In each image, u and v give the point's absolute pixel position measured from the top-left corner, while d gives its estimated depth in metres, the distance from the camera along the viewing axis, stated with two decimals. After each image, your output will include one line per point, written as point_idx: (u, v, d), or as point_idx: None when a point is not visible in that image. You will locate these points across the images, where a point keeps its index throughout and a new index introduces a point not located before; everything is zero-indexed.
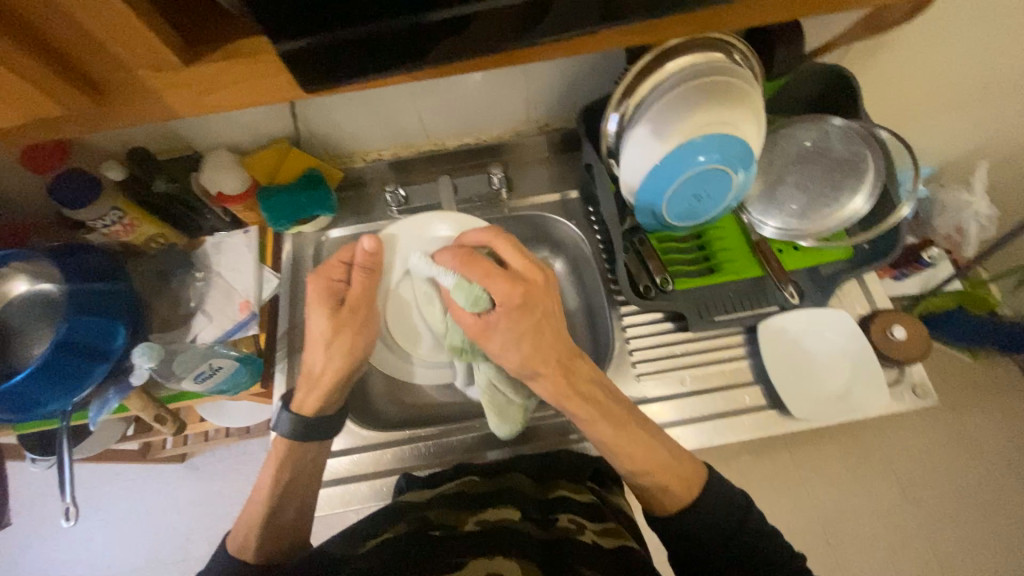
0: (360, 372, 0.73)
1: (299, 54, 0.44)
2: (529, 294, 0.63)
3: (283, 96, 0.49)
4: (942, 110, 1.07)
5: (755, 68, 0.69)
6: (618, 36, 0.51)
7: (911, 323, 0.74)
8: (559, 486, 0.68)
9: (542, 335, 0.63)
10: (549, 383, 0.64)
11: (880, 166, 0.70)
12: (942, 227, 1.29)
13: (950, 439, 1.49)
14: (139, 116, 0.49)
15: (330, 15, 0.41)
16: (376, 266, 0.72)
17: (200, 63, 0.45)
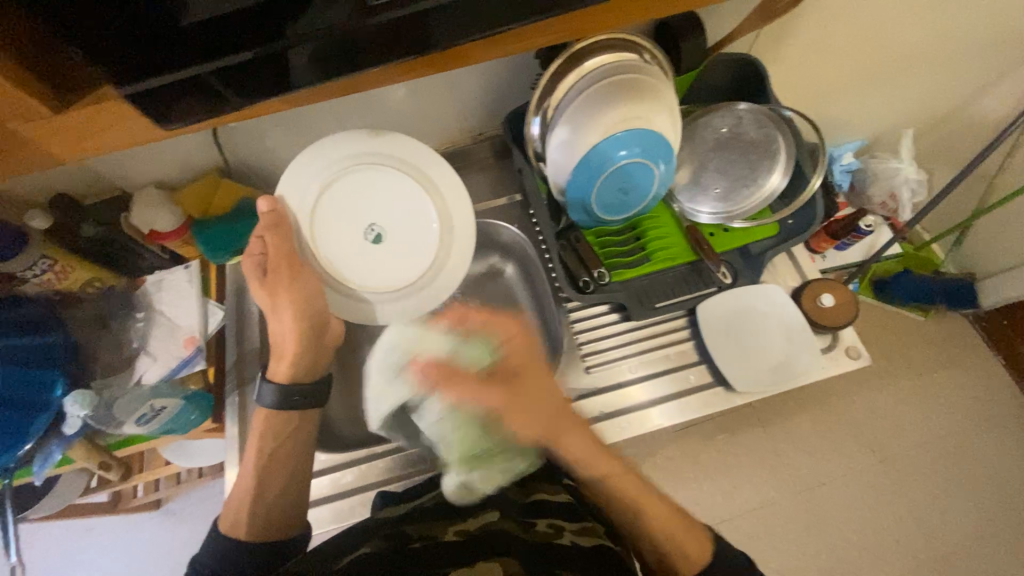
0: (326, 322, 0.76)
1: (169, 87, 0.45)
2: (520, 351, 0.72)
3: (156, 130, 0.50)
4: (859, 85, 1.13)
5: (663, 63, 0.72)
6: (481, 46, 0.54)
7: (841, 291, 0.77)
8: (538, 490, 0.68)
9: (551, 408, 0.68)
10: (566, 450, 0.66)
11: (791, 144, 0.74)
12: (877, 194, 1.35)
13: (913, 395, 1.55)
14: (25, 169, 0.50)
15: (182, 52, 0.43)
16: (282, 222, 0.71)
17: (69, 110, 0.45)
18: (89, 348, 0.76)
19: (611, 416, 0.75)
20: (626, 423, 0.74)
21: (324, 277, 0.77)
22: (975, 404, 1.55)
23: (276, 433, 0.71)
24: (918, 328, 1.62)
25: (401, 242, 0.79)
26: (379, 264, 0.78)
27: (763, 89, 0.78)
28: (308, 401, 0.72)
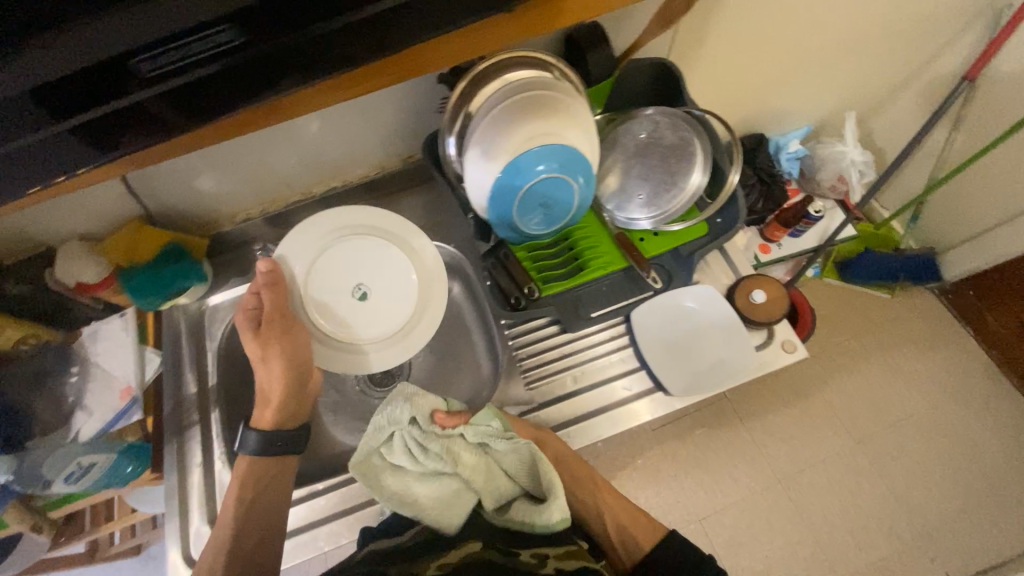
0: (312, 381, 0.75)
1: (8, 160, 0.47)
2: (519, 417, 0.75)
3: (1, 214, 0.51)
4: (792, 73, 1.14)
5: (570, 75, 0.72)
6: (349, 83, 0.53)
7: (772, 286, 0.79)
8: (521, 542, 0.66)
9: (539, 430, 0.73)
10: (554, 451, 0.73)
11: (706, 146, 0.75)
12: (826, 178, 1.36)
13: (887, 373, 1.54)
14: None
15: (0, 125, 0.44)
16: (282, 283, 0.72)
17: None
18: (24, 408, 0.75)
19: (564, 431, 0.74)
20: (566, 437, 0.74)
21: (313, 332, 0.76)
22: (948, 376, 1.55)
23: (252, 485, 0.69)
24: (885, 306, 1.62)
25: (388, 303, 0.79)
26: (363, 324, 0.78)
27: (679, 91, 0.79)
28: (281, 445, 0.71)
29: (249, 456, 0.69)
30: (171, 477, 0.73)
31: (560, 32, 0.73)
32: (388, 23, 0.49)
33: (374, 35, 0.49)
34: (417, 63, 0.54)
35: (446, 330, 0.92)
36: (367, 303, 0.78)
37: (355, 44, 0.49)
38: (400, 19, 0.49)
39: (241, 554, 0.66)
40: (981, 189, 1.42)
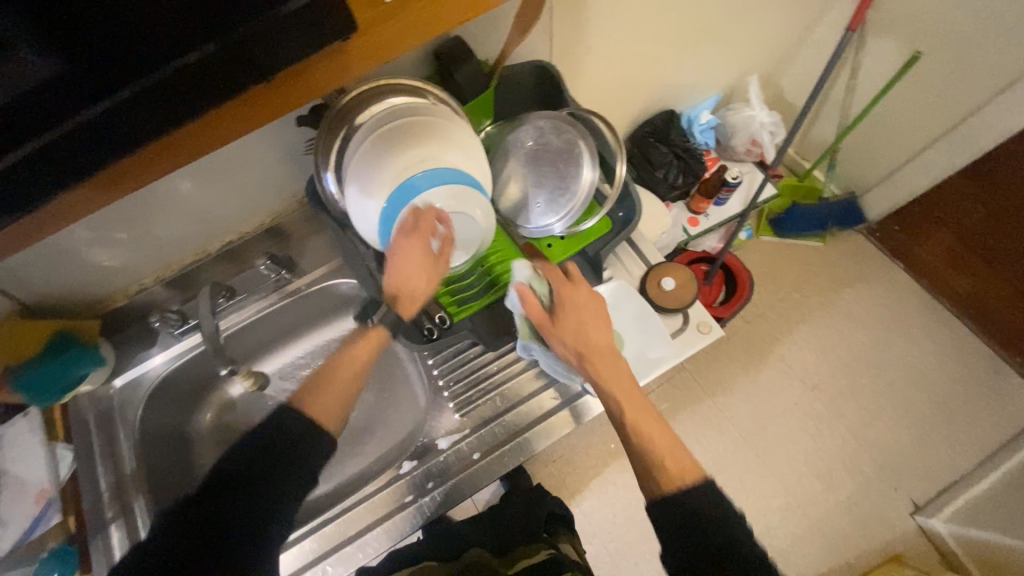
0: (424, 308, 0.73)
1: None
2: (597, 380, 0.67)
3: None
4: (691, 48, 1.13)
5: (444, 96, 0.71)
6: (239, 111, 0.43)
7: (680, 271, 0.84)
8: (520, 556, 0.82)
9: (596, 315, 0.69)
10: (596, 358, 0.67)
11: (589, 144, 0.75)
12: (741, 143, 1.39)
13: (831, 317, 1.58)
14: None
15: None
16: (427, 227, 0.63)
17: None
18: None
19: (546, 417, 0.77)
20: (502, 455, 0.76)
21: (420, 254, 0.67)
22: (892, 310, 1.59)
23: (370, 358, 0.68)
24: (822, 254, 1.66)
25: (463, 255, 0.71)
26: (459, 256, 0.71)
27: (561, 93, 0.78)
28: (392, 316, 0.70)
29: (388, 330, 0.69)
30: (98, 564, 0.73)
31: (427, 51, 0.72)
32: (166, 99, 0.38)
33: (150, 115, 0.38)
34: (227, 130, 0.44)
35: (377, 363, 0.93)
36: (467, 240, 0.68)
37: (137, 132, 0.39)
38: (203, 78, 0.38)
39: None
40: (885, 133, 1.44)
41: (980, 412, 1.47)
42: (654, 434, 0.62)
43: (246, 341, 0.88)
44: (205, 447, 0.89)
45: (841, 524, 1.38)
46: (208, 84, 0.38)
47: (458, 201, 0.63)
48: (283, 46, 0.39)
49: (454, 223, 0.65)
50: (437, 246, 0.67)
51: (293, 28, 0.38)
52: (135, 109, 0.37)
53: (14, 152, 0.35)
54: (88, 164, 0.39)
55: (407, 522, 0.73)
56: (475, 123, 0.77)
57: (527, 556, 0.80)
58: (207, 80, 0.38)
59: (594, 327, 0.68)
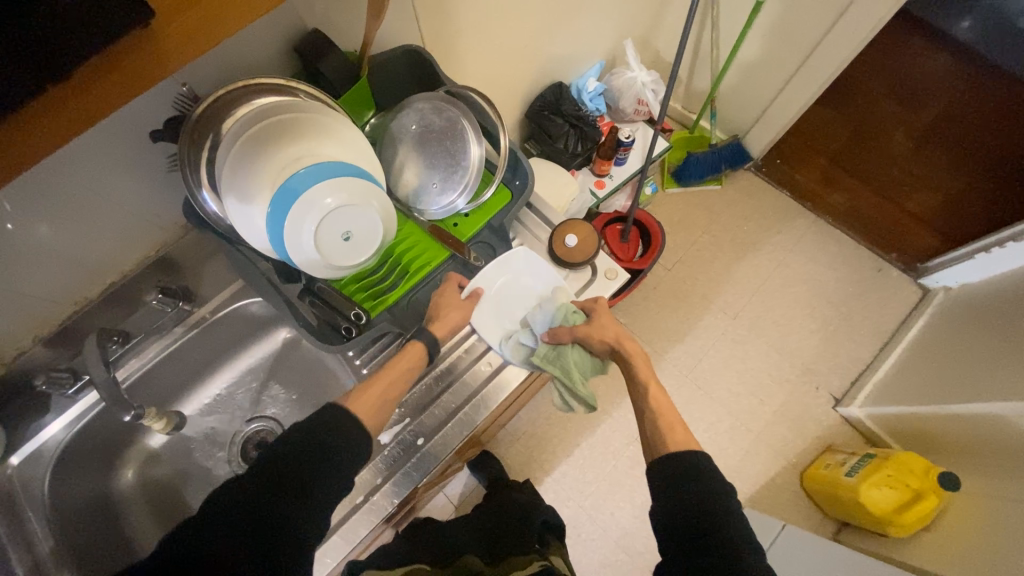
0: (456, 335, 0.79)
1: None
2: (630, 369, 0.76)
3: None
4: (562, 18, 1.18)
5: (312, 90, 0.69)
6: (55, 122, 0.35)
7: (580, 228, 0.89)
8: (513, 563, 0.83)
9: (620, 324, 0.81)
10: (624, 346, 0.77)
11: (472, 118, 0.77)
12: (629, 104, 1.47)
13: (739, 251, 1.73)
14: None
15: None
16: (324, 221, 0.62)
17: None
18: None
19: (485, 388, 0.80)
20: (446, 435, 0.77)
21: (328, 257, 0.66)
22: (790, 234, 1.75)
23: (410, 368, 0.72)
24: (724, 194, 1.80)
25: (368, 249, 0.70)
26: (365, 251, 0.70)
27: (434, 73, 0.79)
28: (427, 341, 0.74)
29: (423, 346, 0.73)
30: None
31: (284, 49, 0.70)
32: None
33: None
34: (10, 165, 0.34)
35: (307, 378, 0.91)
36: (369, 231, 0.68)
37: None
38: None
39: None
40: (753, 77, 1.57)
41: (877, 307, 1.66)
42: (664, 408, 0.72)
43: (157, 384, 0.83)
44: (135, 508, 0.82)
45: (779, 431, 1.53)
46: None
47: (350, 192, 0.63)
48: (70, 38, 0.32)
49: (350, 216, 0.64)
50: (338, 244, 0.66)
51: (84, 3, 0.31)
52: None
53: None
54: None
55: (364, 523, 0.73)
56: (356, 115, 0.77)
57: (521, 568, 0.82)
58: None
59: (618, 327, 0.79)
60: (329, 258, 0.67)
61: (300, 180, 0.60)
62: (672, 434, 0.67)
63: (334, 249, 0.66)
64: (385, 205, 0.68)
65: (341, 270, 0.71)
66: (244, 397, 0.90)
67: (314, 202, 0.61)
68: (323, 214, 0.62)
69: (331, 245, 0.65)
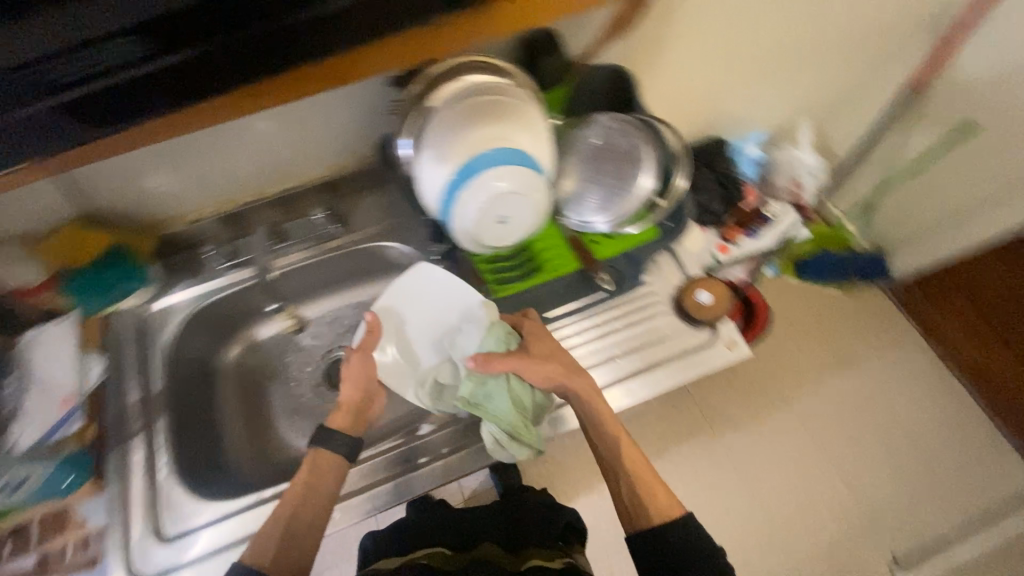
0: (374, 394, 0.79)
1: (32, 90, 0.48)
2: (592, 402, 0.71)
3: None
4: (750, 78, 1.16)
5: (522, 76, 0.74)
6: None
7: (717, 286, 0.80)
8: (533, 554, 0.84)
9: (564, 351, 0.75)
10: (579, 384, 0.71)
11: (656, 150, 0.77)
12: (782, 181, 1.43)
13: (840, 368, 1.58)
14: None
15: None
16: (488, 200, 0.68)
17: None
18: (13, 410, 0.74)
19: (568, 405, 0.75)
20: None
21: (477, 233, 0.72)
22: (903, 371, 1.59)
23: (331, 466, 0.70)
24: (843, 304, 1.65)
25: (512, 237, 0.75)
26: (510, 237, 0.74)
27: (631, 98, 0.82)
28: (343, 447, 0.70)
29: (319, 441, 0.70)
30: (137, 525, 0.70)
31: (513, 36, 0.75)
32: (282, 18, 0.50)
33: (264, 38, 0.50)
34: None
35: None
36: (521, 221, 0.73)
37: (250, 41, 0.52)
38: None
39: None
40: (923, 193, 1.48)
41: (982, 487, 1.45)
42: (633, 460, 0.71)
43: (282, 287, 0.90)
44: (224, 384, 0.89)
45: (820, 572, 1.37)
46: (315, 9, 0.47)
47: (520, 181, 0.68)
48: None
49: (510, 203, 0.69)
50: (490, 224, 0.71)
51: None
52: None
53: None
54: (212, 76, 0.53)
55: (423, 482, 0.74)
56: (549, 110, 0.77)
57: (541, 558, 0.83)
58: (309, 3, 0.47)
59: (562, 354, 0.73)
60: (477, 233, 0.72)
61: (485, 159, 0.67)
62: (648, 501, 0.67)
63: (486, 227, 0.71)
64: (542, 203, 0.72)
65: (481, 246, 0.76)
66: (342, 326, 0.95)
67: (489, 182, 0.67)
68: (491, 194, 0.67)
69: (484, 223, 0.71)
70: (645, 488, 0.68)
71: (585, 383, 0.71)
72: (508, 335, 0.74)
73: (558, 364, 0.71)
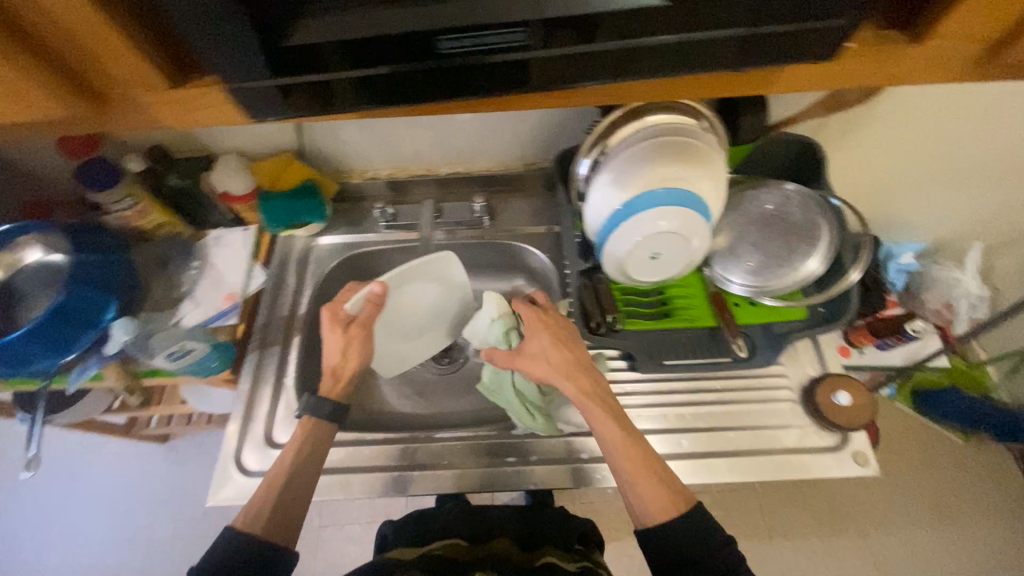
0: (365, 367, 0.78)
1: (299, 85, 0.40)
2: (584, 393, 0.67)
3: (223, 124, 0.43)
4: (931, 187, 1.09)
5: (714, 120, 0.73)
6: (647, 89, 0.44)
7: (859, 390, 0.74)
8: (548, 554, 0.75)
9: (571, 341, 0.72)
10: (571, 384, 0.67)
11: (834, 233, 0.73)
12: (932, 301, 1.29)
13: (939, 523, 1.38)
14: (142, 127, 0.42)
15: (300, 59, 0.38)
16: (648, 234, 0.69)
17: (187, 86, 0.40)
18: (190, 287, 0.86)
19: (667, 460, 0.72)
20: None
21: (625, 263, 0.73)
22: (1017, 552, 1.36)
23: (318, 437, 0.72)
24: (959, 453, 1.46)
25: (657, 275, 0.75)
26: (656, 275, 0.75)
27: (813, 174, 0.78)
28: (325, 410, 0.72)
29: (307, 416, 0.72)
30: (257, 425, 0.77)
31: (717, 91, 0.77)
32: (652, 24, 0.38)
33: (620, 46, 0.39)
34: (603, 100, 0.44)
35: None
36: (673, 261, 0.73)
37: (597, 53, 0.39)
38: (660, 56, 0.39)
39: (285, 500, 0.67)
40: None
41: None
42: (632, 451, 0.64)
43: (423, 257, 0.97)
44: None
45: None
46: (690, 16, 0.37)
47: (686, 225, 0.68)
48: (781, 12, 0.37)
49: (669, 242, 0.70)
50: (642, 256, 0.72)
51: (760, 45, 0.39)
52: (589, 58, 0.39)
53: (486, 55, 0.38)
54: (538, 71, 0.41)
55: (502, 480, 0.78)
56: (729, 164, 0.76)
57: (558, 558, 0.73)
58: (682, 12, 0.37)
59: (556, 349, 0.70)
60: (625, 262, 0.73)
61: (662, 195, 0.67)
62: (644, 497, 0.62)
63: (637, 258, 0.72)
64: (698, 251, 0.72)
65: (623, 276, 0.76)
66: None
67: (659, 218, 0.67)
68: (656, 228, 0.68)
69: (636, 255, 0.71)
70: (648, 481, 0.62)
71: (571, 375, 0.68)
72: (513, 331, 0.80)
73: (548, 358, 0.69)
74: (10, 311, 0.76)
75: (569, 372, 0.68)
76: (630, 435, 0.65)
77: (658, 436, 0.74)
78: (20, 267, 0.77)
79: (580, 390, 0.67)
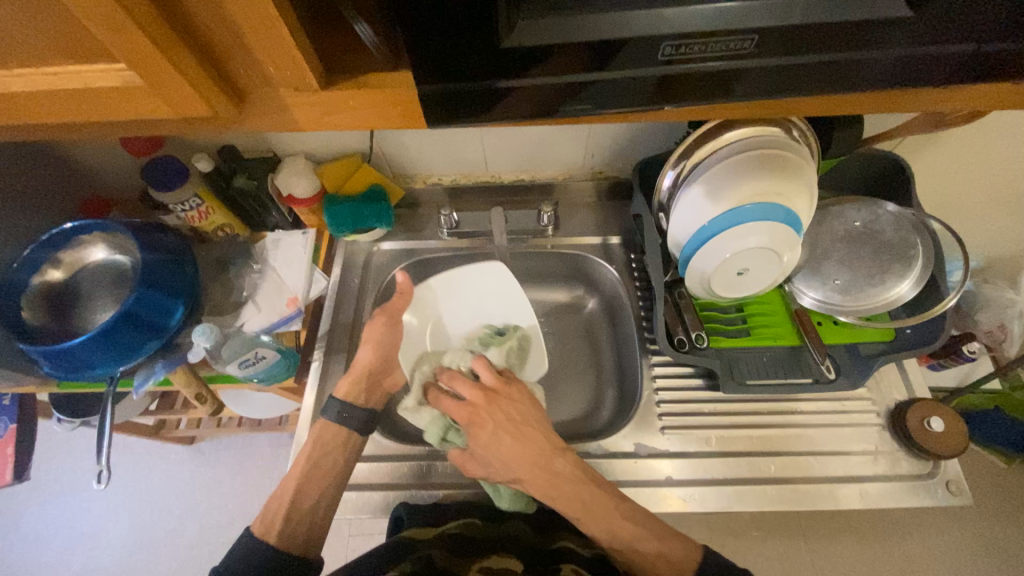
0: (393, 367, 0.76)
1: (455, 93, 0.38)
2: (551, 486, 0.63)
3: (362, 127, 0.41)
4: (1001, 210, 1.07)
5: (805, 129, 0.69)
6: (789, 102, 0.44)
7: (951, 417, 0.72)
8: (563, 538, 0.68)
9: (521, 428, 0.66)
10: (533, 484, 0.64)
11: (930, 255, 0.71)
12: (985, 321, 1.26)
13: (986, 551, 1.33)
14: (278, 127, 0.40)
15: (465, 63, 0.36)
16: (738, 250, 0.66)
17: (338, 90, 0.38)
18: (249, 288, 0.82)
19: (751, 483, 0.70)
20: (692, 494, 0.69)
21: (711, 277, 0.70)
22: None
23: (325, 445, 0.69)
24: (1003, 478, 1.42)
25: (742, 290, 0.73)
26: (741, 289, 0.72)
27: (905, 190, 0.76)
28: (354, 421, 0.70)
29: (324, 418, 0.70)
30: None
31: None
32: (860, 36, 0.36)
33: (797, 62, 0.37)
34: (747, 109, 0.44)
35: (573, 342, 0.92)
36: (761, 276, 0.70)
37: (791, 65, 0.37)
38: (838, 71, 0.38)
39: (330, 499, 0.66)
40: None
41: None
42: (624, 539, 0.61)
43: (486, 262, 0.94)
44: None
45: None
46: (903, 32, 0.35)
47: (780, 242, 0.66)
48: (1002, 31, 0.35)
49: (759, 258, 0.67)
50: (731, 271, 0.69)
51: (943, 67, 0.38)
52: (765, 71, 0.38)
53: (662, 66, 0.37)
54: (711, 82, 0.38)
55: None
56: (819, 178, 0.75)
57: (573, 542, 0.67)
58: (882, 28, 0.35)
59: (508, 448, 0.64)
60: (711, 276, 0.70)
61: (756, 210, 0.64)
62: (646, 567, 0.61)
63: (726, 273, 0.69)
64: (786, 266, 0.69)
65: (704, 290, 0.74)
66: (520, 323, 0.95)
67: (753, 233, 0.64)
68: (748, 245, 0.65)
69: (721, 270, 0.69)
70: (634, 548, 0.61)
71: (529, 472, 0.63)
72: (450, 429, 0.68)
73: (499, 454, 0.64)
74: (68, 312, 0.72)
75: (522, 467, 0.64)
76: (605, 503, 0.61)
77: (737, 459, 0.71)
78: (82, 266, 0.75)
79: (546, 484, 0.63)
